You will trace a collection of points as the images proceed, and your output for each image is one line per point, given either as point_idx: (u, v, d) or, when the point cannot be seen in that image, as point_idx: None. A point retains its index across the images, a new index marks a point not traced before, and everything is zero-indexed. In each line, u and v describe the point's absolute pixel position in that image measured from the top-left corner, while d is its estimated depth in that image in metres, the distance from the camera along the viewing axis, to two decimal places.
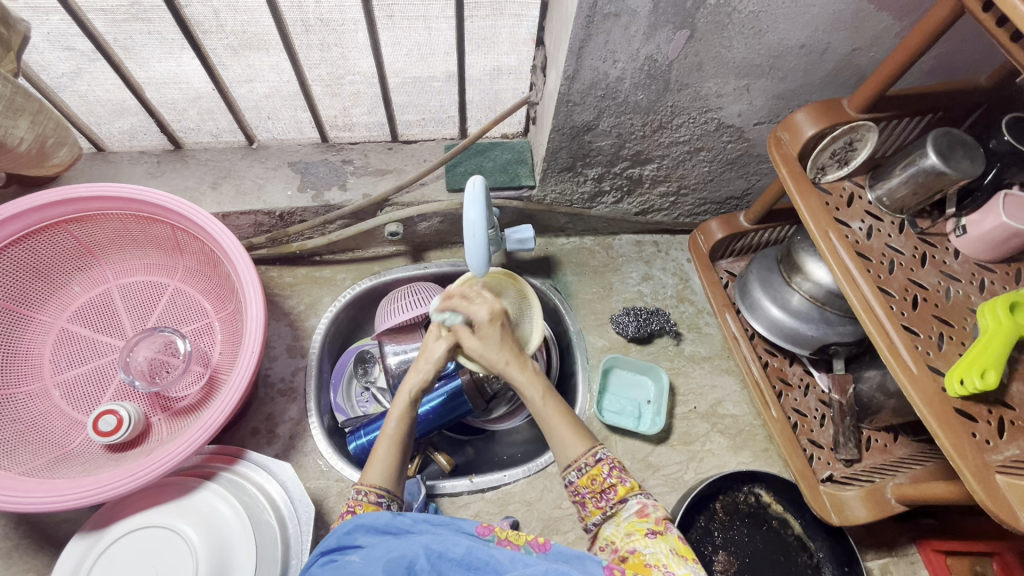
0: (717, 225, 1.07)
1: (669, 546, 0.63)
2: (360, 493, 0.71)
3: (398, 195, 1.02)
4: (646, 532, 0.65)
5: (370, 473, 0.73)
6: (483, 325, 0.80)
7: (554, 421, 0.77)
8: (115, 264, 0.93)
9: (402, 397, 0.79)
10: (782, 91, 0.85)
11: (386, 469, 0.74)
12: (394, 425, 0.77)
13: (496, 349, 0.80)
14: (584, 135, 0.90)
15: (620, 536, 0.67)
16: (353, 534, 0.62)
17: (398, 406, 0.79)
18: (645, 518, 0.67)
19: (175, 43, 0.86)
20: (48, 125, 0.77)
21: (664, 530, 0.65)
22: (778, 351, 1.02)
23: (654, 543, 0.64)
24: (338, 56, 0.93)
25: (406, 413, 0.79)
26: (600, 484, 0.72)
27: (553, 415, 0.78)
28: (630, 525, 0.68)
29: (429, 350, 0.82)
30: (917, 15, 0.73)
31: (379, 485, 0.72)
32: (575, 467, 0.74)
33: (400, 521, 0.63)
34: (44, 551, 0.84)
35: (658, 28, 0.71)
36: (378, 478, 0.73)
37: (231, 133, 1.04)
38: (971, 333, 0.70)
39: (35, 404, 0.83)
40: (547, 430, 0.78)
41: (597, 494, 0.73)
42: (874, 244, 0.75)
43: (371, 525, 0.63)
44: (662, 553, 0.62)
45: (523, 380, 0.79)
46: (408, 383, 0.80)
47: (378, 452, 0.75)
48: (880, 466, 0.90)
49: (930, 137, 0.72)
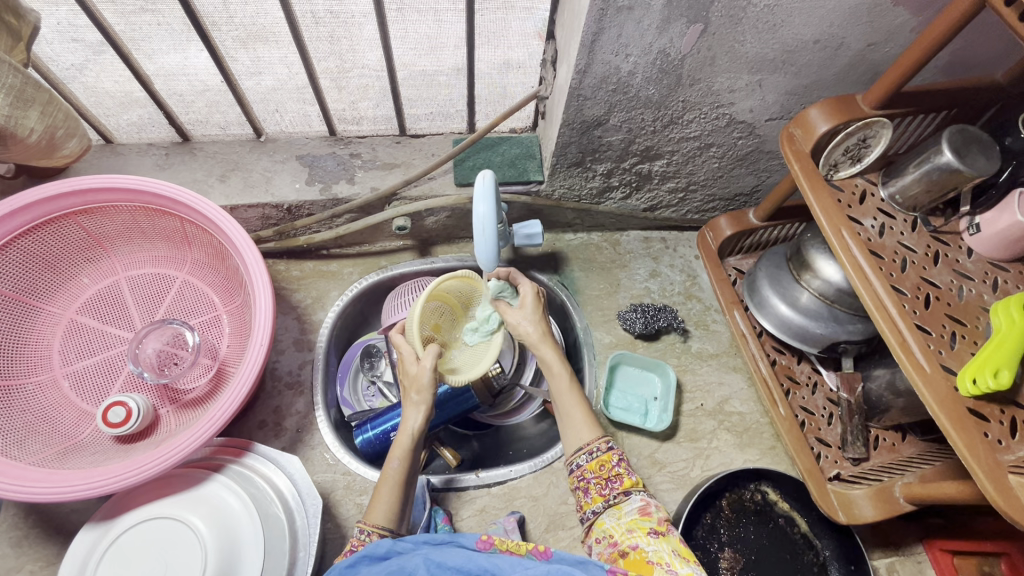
0: (726, 222, 1.06)
1: (671, 546, 0.64)
2: (365, 532, 0.71)
3: (406, 190, 1.02)
4: (649, 531, 0.66)
5: (373, 512, 0.73)
6: (528, 300, 0.87)
7: (568, 402, 0.80)
8: (123, 257, 0.93)
9: (404, 435, 0.79)
10: (795, 88, 0.84)
11: (390, 509, 0.74)
12: (397, 464, 0.77)
13: (532, 323, 0.85)
14: (594, 130, 0.90)
15: (620, 531, 0.67)
16: (356, 567, 0.60)
17: (401, 445, 0.78)
18: (647, 516, 0.68)
19: (184, 35, 0.86)
20: (58, 116, 0.77)
21: (666, 531, 0.66)
22: (786, 349, 1.02)
23: (657, 542, 0.64)
24: (347, 48, 0.92)
25: (409, 451, 0.78)
26: (607, 472, 0.73)
27: (569, 398, 0.80)
28: (631, 521, 0.68)
29: (415, 378, 0.80)
30: (934, 10, 0.72)
31: (383, 525, 0.72)
32: (587, 450, 0.75)
33: (400, 545, 0.62)
34: (54, 540, 0.85)
35: (671, 22, 0.70)
36: (382, 517, 0.73)
37: (239, 126, 1.04)
38: (984, 332, 0.70)
39: (44, 395, 0.84)
40: (563, 415, 0.79)
41: (602, 482, 0.73)
42: (886, 241, 0.74)
43: (370, 554, 0.61)
44: (664, 552, 0.63)
45: (547, 358, 0.83)
46: (411, 421, 0.79)
47: (381, 493, 0.75)
48: (889, 465, 0.90)
49: (945, 134, 0.71)
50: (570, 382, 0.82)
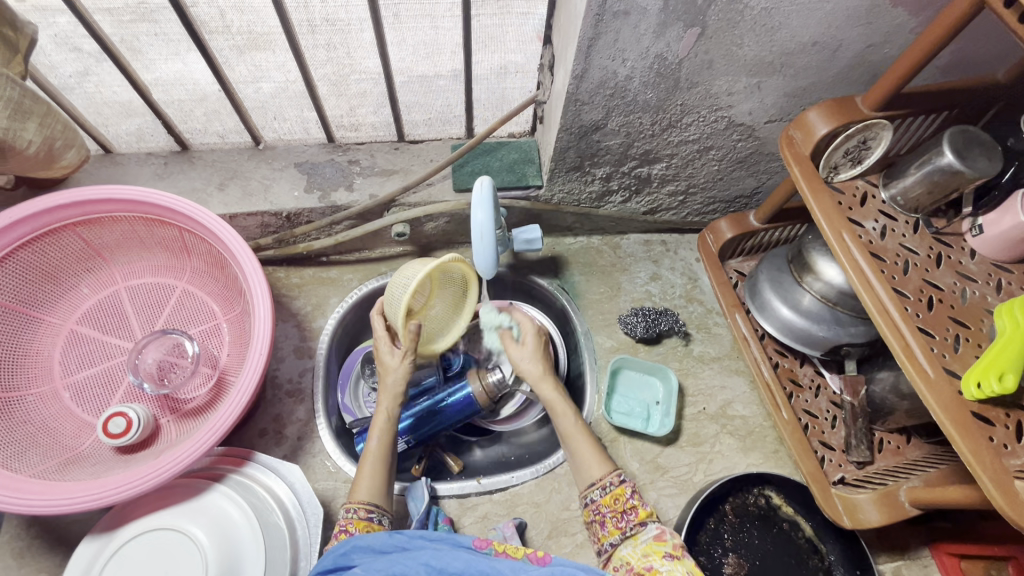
0: (726, 225, 1.06)
1: (686, 568, 0.64)
2: (352, 510, 0.73)
3: (405, 195, 1.02)
4: (664, 555, 0.66)
5: (358, 490, 0.75)
6: (528, 336, 0.89)
7: (578, 440, 0.80)
8: (124, 267, 0.93)
9: (381, 415, 0.82)
10: (794, 90, 0.84)
11: (374, 485, 0.76)
12: (378, 441, 0.80)
13: (532, 362, 0.87)
14: (592, 135, 0.89)
15: (637, 556, 0.67)
16: (349, 555, 0.61)
17: (378, 424, 0.81)
18: (662, 541, 0.67)
19: (181, 45, 0.86)
20: (56, 128, 0.77)
21: (682, 555, 0.66)
22: (789, 351, 1.01)
23: (672, 564, 0.64)
24: (344, 55, 0.92)
25: (387, 430, 0.81)
26: (622, 505, 0.73)
27: (576, 436, 0.81)
28: (647, 546, 0.67)
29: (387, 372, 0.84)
30: (932, 11, 0.71)
31: (368, 501, 0.74)
32: (600, 486, 0.76)
33: (397, 539, 0.63)
34: (56, 551, 0.85)
35: (668, 26, 0.70)
36: (367, 493, 0.75)
37: (238, 134, 1.04)
38: (988, 335, 0.69)
39: (45, 406, 0.84)
40: (572, 451, 0.80)
41: (617, 515, 0.73)
42: (888, 243, 0.73)
43: (367, 546, 0.63)
44: (678, 573, 0.63)
45: (551, 398, 0.84)
46: (385, 404, 0.82)
47: (363, 471, 0.77)
48: (894, 469, 0.89)
49: (946, 135, 0.71)
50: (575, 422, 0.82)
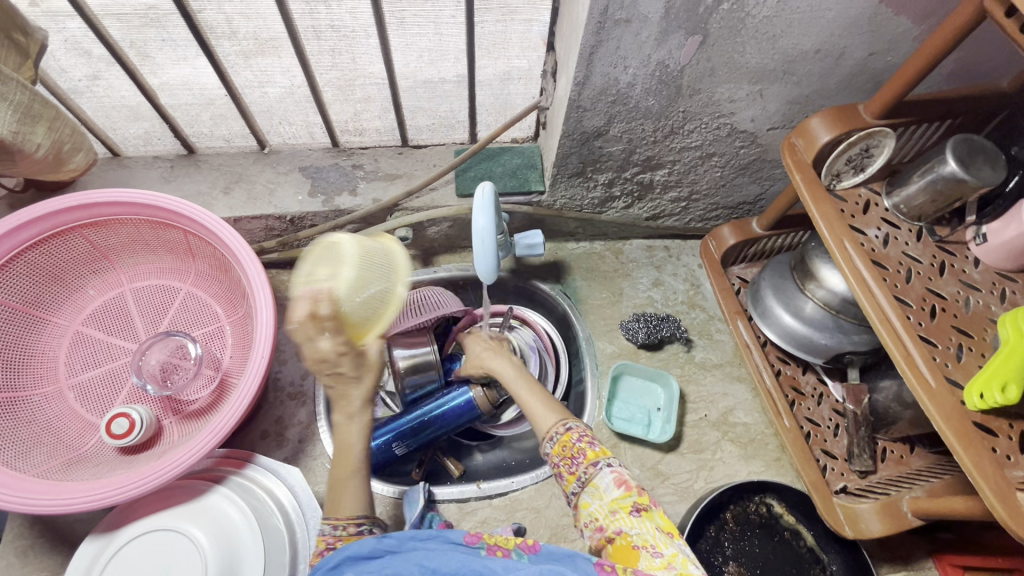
0: (729, 231, 1.05)
1: (654, 525, 0.64)
2: (338, 527, 0.69)
3: (407, 200, 1.03)
4: (631, 510, 0.65)
5: (342, 505, 0.71)
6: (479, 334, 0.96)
7: (526, 398, 0.81)
8: (129, 268, 0.94)
9: (353, 428, 0.75)
10: (797, 97, 0.84)
11: (359, 496, 0.72)
12: (358, 454, 0.75)
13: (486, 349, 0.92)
14: (594, 141, 0.89)
15: (604, 513, 0.67)
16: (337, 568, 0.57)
17: (352, 436, 0.76)
18: (625, 491, 0.67)
19: (189, 51, 0.87)
20: (65, 131, 0.79)
21: (649, 506, 0.66)
22: (791, 359, 1.01)
23: (640, 522, 0.64)
24: (349, 61, 0.92)
25: (362, 441, 0.76)
26: (571, 450, 0.72)
27: (527, 394, 0.81)
28: (613, 501, 0.67)
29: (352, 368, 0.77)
30: (936, 19, 0.71)
31: (358, 512, 0.71)
32: (548, 438, 0.75)
33: (386, 544, 0.59)
34: (59, 550, 0.86)
35: (670, 34, 0.70)
36: (355, 506, 0.71)
37: (243, 138, 1.06)
38: (992, 345, 0.68)
39: (50, 406, 0.85)
40: (525, 411, 0.80)
41: (569, 461, 0.72)
42: (890, 252, 0.73)
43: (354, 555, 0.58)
44: (648, 533, 0.63)
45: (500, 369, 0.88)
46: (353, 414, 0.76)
47: (345, 487, 0.73)
48: (896, 478, 0.88)
49: (950, 143, 0.70)
50: (522, 379, 0.85)
